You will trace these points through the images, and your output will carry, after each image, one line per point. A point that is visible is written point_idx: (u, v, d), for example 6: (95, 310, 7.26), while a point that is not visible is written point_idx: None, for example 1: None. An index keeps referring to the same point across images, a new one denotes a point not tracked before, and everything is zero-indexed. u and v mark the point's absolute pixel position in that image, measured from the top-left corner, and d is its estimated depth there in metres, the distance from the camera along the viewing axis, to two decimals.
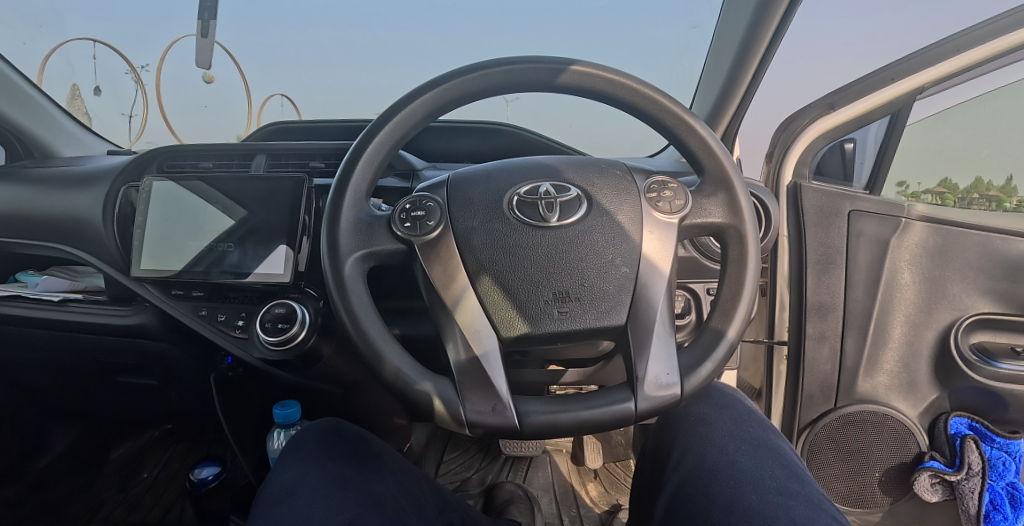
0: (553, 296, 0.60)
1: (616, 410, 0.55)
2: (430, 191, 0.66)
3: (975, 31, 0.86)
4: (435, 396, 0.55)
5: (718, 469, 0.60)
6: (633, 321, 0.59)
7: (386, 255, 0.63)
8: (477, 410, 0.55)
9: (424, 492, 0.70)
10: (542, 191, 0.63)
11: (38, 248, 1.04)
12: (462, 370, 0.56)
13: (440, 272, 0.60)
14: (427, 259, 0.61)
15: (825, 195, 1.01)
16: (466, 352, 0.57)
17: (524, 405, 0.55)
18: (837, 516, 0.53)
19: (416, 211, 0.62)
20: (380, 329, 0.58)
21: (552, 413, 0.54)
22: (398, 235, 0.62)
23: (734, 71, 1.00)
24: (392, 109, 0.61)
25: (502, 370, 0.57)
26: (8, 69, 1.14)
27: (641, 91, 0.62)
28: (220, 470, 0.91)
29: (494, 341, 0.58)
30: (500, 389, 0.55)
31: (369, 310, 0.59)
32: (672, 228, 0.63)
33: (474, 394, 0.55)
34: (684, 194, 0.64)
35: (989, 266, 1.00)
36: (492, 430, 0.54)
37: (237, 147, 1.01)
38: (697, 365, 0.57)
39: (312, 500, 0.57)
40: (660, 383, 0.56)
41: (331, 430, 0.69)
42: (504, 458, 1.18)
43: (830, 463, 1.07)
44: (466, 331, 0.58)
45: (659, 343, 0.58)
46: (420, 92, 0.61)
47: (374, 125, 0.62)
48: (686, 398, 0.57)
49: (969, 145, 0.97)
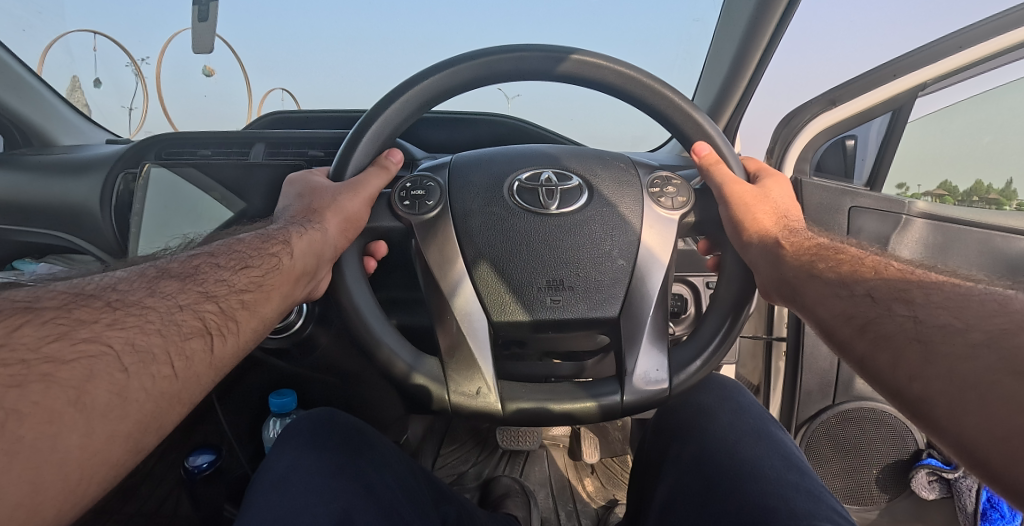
0: (548, 283, 0.60)
1: (604, 403, 0.54)
2: (432, 171, 0.66)
3: (976, 29, 0.86)
4: (423, 376, 0.55)
5: (718, 459, 0.59)
6: (627, 314, 0.59)
7: (386, 231, 0.64)
8: (461, 393, 0.55)
9: (419, 482, 0.70)
10: (543, 178, 0.62)
11: (39, 235, 1.08)
12: (450, 352, 0.56)
13: (436, 252, 0.60)
14: (424, 237, 0.61)
15: (825, 191, 0.98)
16: (455, 331, 0.57)
17: (511, 392, 0.55)
18: (838, 509, 0.52)
19: (417, 190, 0.62)
20: (372, 305, 0.58)
21: (537, 401, 0.55)
22: (398, 214, 0.62)
23: (736, 64, 1.00)
24: (396, 92, 0.61)
25: (491, 352, 0.57)
26: (7, 57, 1.13)
27: (649, 84, 0.61)
28: (215, 458, 0.87)
29: (486, 323, 0.58)
30: (486, 371, 0.55)
31: (362, 285, 0.59)
32: (671, 224, 0.62)
33: (461, 376, 0.55)
34: (686, 191, 0.63)
35: (990, 263, 1.00)
36: (478, 416, 0.55)
37: (236, 134, 0.98)
38: (688, 362, 0.57)
39: (306, 487, 0.57)
40: (649, 378, 0.56)
41: (324, 418, 0.68)
42: (502, 451, 1.14)
43: (828, 460, 1.07)
44: (457, 313, 0.58)
45: (651, 339, 0.58)
46: (425, 76, 0.61)
47: (377, 104, 0.61)
48: (673, 395, 0.57)
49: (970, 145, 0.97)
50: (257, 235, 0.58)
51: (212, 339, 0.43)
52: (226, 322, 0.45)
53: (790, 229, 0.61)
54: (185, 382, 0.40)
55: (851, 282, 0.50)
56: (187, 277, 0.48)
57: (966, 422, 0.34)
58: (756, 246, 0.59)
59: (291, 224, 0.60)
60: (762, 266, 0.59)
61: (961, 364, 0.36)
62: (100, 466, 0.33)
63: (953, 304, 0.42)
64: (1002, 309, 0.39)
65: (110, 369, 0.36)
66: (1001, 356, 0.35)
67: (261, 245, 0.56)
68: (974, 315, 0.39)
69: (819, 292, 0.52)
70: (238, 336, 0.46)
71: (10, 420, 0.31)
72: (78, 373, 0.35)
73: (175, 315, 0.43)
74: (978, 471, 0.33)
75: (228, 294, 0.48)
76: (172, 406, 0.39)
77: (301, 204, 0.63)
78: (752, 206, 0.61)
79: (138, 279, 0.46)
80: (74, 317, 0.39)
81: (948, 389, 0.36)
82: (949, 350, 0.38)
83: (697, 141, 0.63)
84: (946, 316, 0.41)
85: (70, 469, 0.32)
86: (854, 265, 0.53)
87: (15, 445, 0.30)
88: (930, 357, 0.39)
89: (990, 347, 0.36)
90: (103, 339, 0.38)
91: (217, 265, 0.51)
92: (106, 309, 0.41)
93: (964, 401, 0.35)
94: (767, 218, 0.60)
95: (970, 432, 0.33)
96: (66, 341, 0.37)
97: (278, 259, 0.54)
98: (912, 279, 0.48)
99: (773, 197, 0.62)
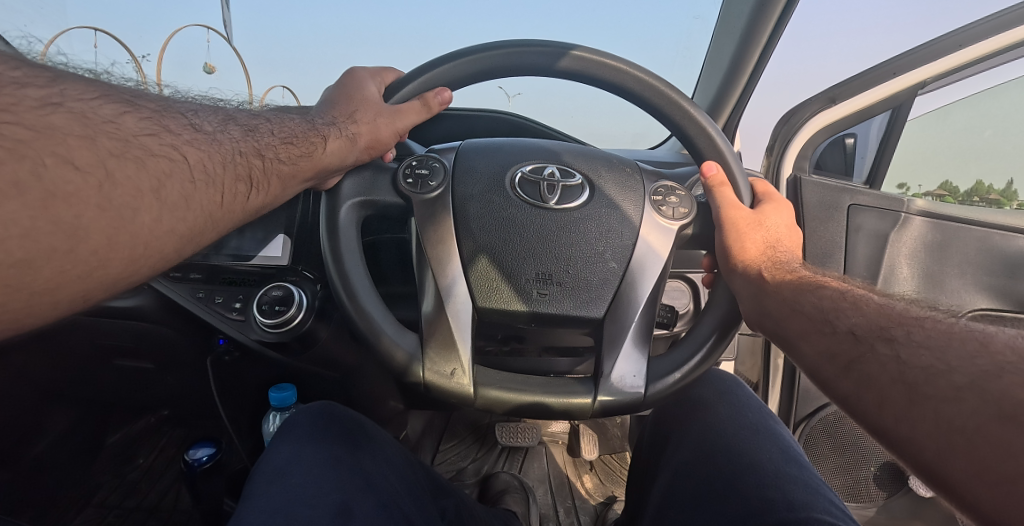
0: (537, 277, 0.60)
1: (577, 401, 0.54)
2: (440, 153, 0.66)
3: (978, 26, 0.86)
4: (408, 362, 0.55)
5: (717, 452, 0.60)
6: (613, 316, 0.59)
7: (385, 207, 0.64)
8: (435, 371, 0.55)
9: (418, 475, 0.70)
10: (546, 172, 0.63)
11: None
12: (432, 329, 0.57)
13: (433, 233, 0.60)
14: (423, 216, 0.61)
15: (824, 188, 0.99)
16: (438, 309, 0.57)
17: (483, 377, 0.55)
18: (835, 502, 0.53)
19: (421, 169, 0.62)
20: (369, 290, 0.58)
21: (511, 391, 0.55)
22: (399, 189, 0.62)
23: (736, 62, 1.00)
24: (406, 79, 0.62)
25: (471, 336, 0.57)
26: None
27: (652, 83, 0.61)
28: (215, 451, 0.87)
29: (470, 307, 0.58)
30: (462, 352, 0.55)
31: (355, 258, 0.59)
32: (671, 234, 0.62)
33: (438, 356, 0.55)
34: (689, 203, 0.63)
35: (988, 261, 1.00)
36: (447, 396, 0.55)
37: None
38: (667, 374, 0.57)
39: (306, 480, 0.57)
40: (625, 383, 0.56)
41: (322, 411, 0.68)
42: (500, 449, 1.15)
43: (828, 457, 1.07)
44: (443, 298, 0.58)
45: (631, 344, 0.57)
46: (434, 66, 0.61)
47: (395, 83, 0.63)
48: (648, 403, 0.56)
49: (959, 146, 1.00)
50: (298, 119, 0.58)
51: (251, 189, 0.50)
52: (265, 178, 0.52)
53: (779, 261, 0.59)
54: (227, 213, 0.48)
55: (833, 317, 0.49)
56: (251, 129, 0.54)
57: (953, 465, 0.35)
58: (739, 274, 0.59)
59: (325, 118, 0.59)
60: (744, 296, 0.58)
61: (948, 409, 0.36)
62: (153, 253, 0.43)
63: (935, 342, 0.41)
64: (983, 348, 0.38)
65: (183, 177, 0.45)
66: (986, 403, 0.35)
67: (298, 131, 0.56)
68: (956, 356, 0.39)
69: (801, 327, 0.51)
70: (265, 197, 0.52)
71: (86, 205, 0.38)
72: (160, 168, 0.44)
73: (233, 156, 0.50)
74: (967, 512, 0.34)
75: (272, 159, 0.53)
76: (212, 227, 0.47)
77: (340, 98, 0.62)
78: (740, 235, 0.60)
79: (212, 115, 0.53)
80: (165, 124, 0.47)
81: (935, 435, 0.36)
82: (935, 394, 0.38)
83: (709, 160, 0.64)
84: (928, 357, 0.40)
85: (139, 243, 0.41)
86: (838, 295, 0.51)
87: (106, 203, 0.39)
88: (914, 397, 0.39)
89: (974, 392, 0.36)
90: (178, 150, 0.46)
91: (269, 131, 0.55)
92: (188, 130, 0.48)
93: (953, 449, 0.35)
94: (753, 247, 0.59)
95: (960, 475, 0.34)
96: (157, 139, 0.45)
97: (313, 147, 0.56)
98: (894, 314, 0.46)
99: (768, 224, 0.61)
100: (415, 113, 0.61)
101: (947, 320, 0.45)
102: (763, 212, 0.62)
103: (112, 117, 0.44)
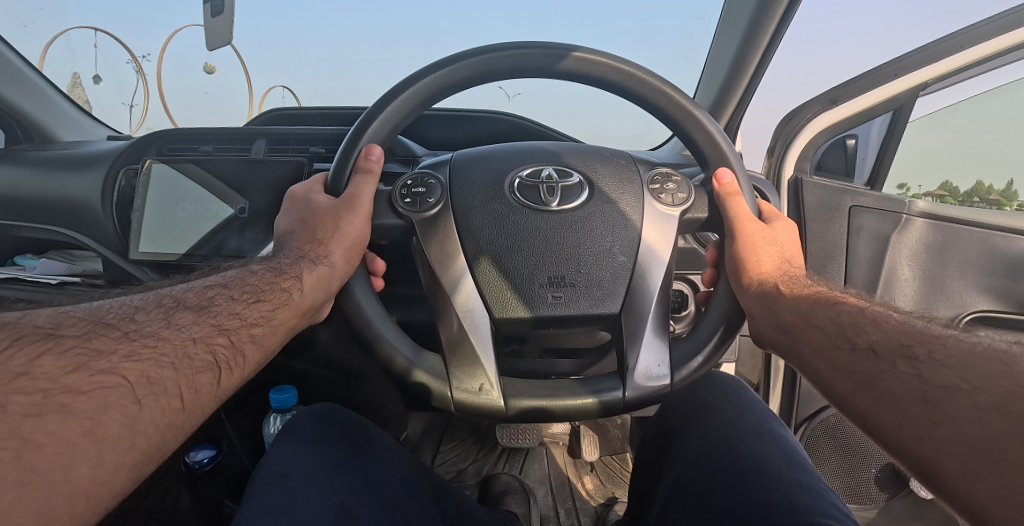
0: (549, 280, 0.60)
1: (605, 400, 0.54)
2: (432, 169, 0.66)
3: (980, 27, 0.86)
4: (426, 371, 0.56)
5: (720, 456, 0.60)
6: (628, 309, 0.59)
7: (385, 229, 0.64)
8: (465, 390, 0.55)
9: (419, 477, 0.70)
10: (543, 175, 0.62)
11: (37, 229, 1.09)
12: (452, 343, 0.57)
13: (437, 250, 0.60)
14: (426, 235, 0.61)
15: (826, 190, 0.99)
16: (458, 327, 0.57)
17: (512, 387, 0.55)
18: (838, 505, 0.52)
19: (417, 189, 0.62)
20: (374, 304, 0.60)
21: (541, 398, 0.55)
22: (398, 211, 0.62)
23: (736, 63, 1.00)
24: (387, 97, 0.62)
25: (493, 349, 0.57)
26: (8, 52, 1.13)
27: (650, 82, 0.61)
28: (215, 453, 0.87)
29: (488, 320, 0.58)
30: (488, 365, 0.55)
31: (364, 285, 0.61)
32: (672, 220, 0.62)
33: (464, 373, 0.55)
34: (686, 187, 0.64)
35: (990, 263, 1.00)
36: (479, 411, 0.55)
37: (239, 130, 0.99)
38: (690, 358, 0.57)
39: (307, 481, 0.57)
40: (650, 374, 0.56)
41: (325, 414, 0.68)
42: (501, 449, 1.15)
43: (829, 459, 1.07)
44: (460, 311, 0.58)
45: (652, 336, 0.57)
46: (433, 68, 0.61)
47: (393, 89, 0.62)
48: (674, 389, 0.57)
49: (958, 147, 1.00)
50: (265, 268, 0.58)
51: (221, 372, 0.44)
52: (235, 357, 0.46)
53: (791, 276, 0.61)
54: (190, 413, 0.41)
55: (851, 334, 0.49)
56: (201, 308, 0.48)
57: (979, 489, 0.34)
58: (755, 290, 0.60)
59: (296, 257, 0.60)
60: (757, 310, 0.60)
61: (972, 430, 0.36)
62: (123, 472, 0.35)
63: (958, 362, 0.41)
64: (1008, 370, 0.38)
65: (123, 402, 0.37)
66: (1011, 425, 0.34)
67: (273, 278, 0.56)
68: (980, 376, 0.39)
69: (817, 343, 0.52)
70: (243, 368, 0.47)
71: (26, 449, 0.31)
72: (92, 403, 0.35)
73: (192, 348, 0.43)
74: None
75: (239, 328, 0.48)
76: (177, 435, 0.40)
77: (298, 232, 0.63)
78: (757, 251, 0.61)
79: (154, 309, 0.46)
80: (94, 346, 0.39)
81: (960, 457, 0.36)
82: (958, 415, 0.37)
83: (720, 167, 0.63)
84: (952, 376, 0.40)
85: (88, 480, 0.33)
86: (853, 310, 0.52)
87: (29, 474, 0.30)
88: (937, 418, 0.38)
89: (1002, 414, 0.35)
90: (118, 371, 0.38)
91: (231, 297, 0.51)
92: (128, 334, 0.41)
93: (978, 473, 0.34)
94: (769, 263, 0.61)
95: (988, 503, 0.33)
96: (85, 372, 0.37)
97: (289, 294, 0.55)
98: (913, 332, 0.47)
99: (780, 240, 0.63)
100: (365, 185, 0.62)
101: (965, 336, 0.45)
102: (774, 227, 0.64)
103: (24, 367, 0.35)
